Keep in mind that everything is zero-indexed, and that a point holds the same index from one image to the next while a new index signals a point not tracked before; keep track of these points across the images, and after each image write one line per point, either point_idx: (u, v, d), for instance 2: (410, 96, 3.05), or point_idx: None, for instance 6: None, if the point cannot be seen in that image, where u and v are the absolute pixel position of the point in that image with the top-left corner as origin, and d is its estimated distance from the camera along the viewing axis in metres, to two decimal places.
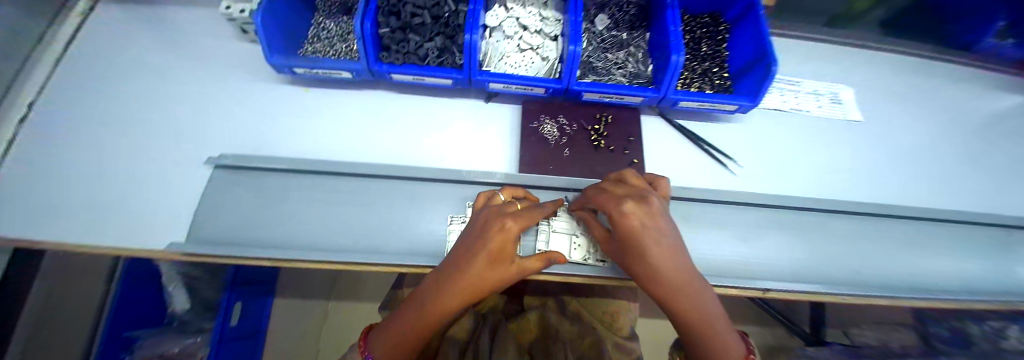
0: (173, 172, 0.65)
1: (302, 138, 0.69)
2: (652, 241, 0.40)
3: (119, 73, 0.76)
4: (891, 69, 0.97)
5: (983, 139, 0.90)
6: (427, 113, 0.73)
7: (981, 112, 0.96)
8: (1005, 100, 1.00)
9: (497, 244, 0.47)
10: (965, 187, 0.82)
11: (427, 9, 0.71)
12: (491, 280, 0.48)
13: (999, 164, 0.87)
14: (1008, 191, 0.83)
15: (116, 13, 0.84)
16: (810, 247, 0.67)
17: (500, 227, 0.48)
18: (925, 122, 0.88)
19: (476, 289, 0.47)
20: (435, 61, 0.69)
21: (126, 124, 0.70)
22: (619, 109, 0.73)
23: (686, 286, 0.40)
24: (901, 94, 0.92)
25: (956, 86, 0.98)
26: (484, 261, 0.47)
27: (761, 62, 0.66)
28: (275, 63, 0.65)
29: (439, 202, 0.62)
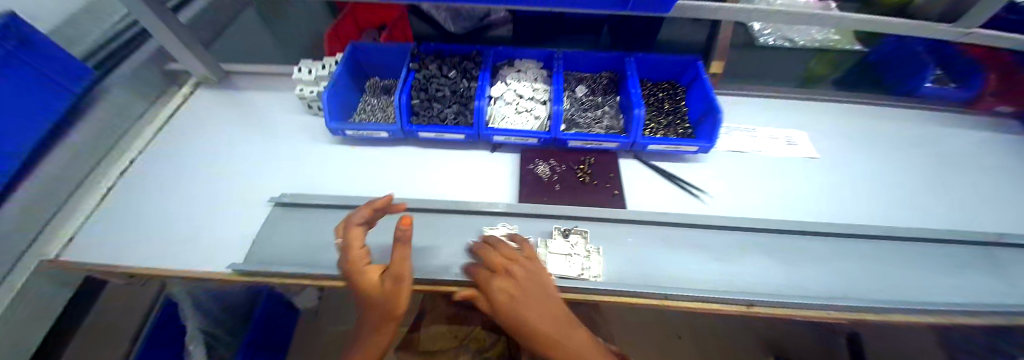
0: (234, 210, 0.82)
1: (345, 182, 0.86)
2: (503, 299, 0.57)
3: (204, 140, 0.99)
4: (850, 113, 1.08)
5: (948, 167, 0.97)
6: (445, 161, 0.91)
7: (942, 146, 1.03)
8: (971, 133, 1.07)
9: (365, 287, 0.59)
10: (939, 210, 0.87)
11: (448, 85, 0.93)
12: (385, 313, 0.59)
13: (967, 189, 0.93)
14: (982, 213, 0.87)
15: (207, 96, 1.13)
16: (792, 266, 0.70)
17: (359, 269, 0.59)
18: (887, 154, 0.97)
19: (380, 321, 0.60)
20: (452, 122, 0.89)
21: (199, 176, 0.90)
22: (601, 153, 0.89)
23: (546, 331, 0.55)
24: (861, 132, 1.03)
25: (921, 123, 1.08)
26: (370, 307, 0.60)
27: (710, 114, 0.84)
28: (332, 127, 0.86)
29: (451, 227, 0.75)
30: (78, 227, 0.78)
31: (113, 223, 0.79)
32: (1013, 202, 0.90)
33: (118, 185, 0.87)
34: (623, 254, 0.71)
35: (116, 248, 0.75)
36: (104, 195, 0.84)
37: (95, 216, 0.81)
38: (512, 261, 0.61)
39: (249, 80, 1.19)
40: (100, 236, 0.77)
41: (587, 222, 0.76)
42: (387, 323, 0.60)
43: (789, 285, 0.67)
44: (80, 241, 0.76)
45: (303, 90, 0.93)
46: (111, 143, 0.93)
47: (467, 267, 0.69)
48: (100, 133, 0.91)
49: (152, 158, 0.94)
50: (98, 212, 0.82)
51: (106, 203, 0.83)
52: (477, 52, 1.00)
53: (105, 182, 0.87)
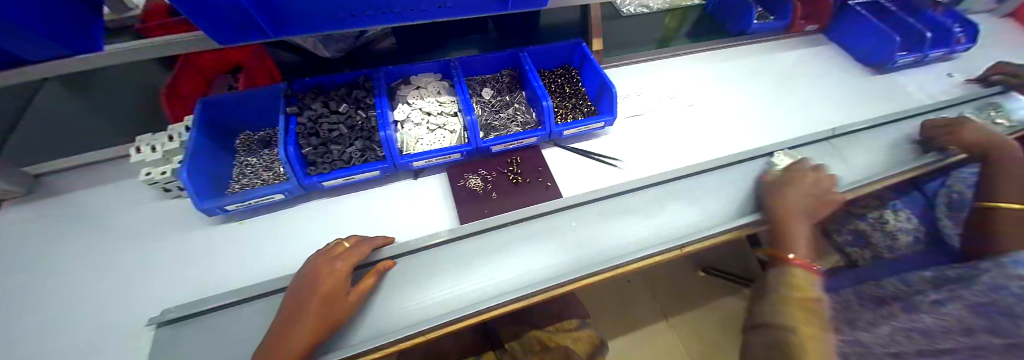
0: (105, 350, 0.62)
1: (247, 266, 0.72)
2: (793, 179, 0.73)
3: (20, 272, 0.72)
4: (710, 58, 1.26)
5: (792, 79, 1.17)
6: (363, 203, 0.82)
7: (782, 65, 1.22)
8: (801, 47, 1.28)
9: (333, 283, 0.60)
10: (795, 117, 1.05)
11: (343, 121, 0.83)
12: (327, 319, 0.57)
13: (809, 91, 1.13)
14: (824, 107, 1.07)
15: (14, 213, 0.83)
16: (712, 203, 0.78)
17: (336, 271, 0.61)
18: (746, 84, 1.16)
19: (318, 324, 0.55)
20: (361, 160, 0.80)
21: (33, 321, 0.65)
22: (524, 150, 0.90)
23: (799, 210, 0.69)
24: (724, 70, 1.21)
25: (761, 50, 1.28)
26: (318, 304, 0.57)
27: (606, 89, 0.90)
28: (206, 207, 0.71)
29: (395, 278, 0.67)
30: None
31: None
32: (842, 95, 1.10)
33: None
34: (571, 240, 0.72)
35: None
36: None
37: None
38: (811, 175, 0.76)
39: (69, 178, 0.89)
40: None
41: (528, 221, 0.75)
42: (323, 330, 0.56)
43: (715, 220, 0.75)
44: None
45: (150, 174, 0.74)
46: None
47: (424, 310, 0.64)
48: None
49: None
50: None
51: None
52: (363, 77, 0.90)
53: None
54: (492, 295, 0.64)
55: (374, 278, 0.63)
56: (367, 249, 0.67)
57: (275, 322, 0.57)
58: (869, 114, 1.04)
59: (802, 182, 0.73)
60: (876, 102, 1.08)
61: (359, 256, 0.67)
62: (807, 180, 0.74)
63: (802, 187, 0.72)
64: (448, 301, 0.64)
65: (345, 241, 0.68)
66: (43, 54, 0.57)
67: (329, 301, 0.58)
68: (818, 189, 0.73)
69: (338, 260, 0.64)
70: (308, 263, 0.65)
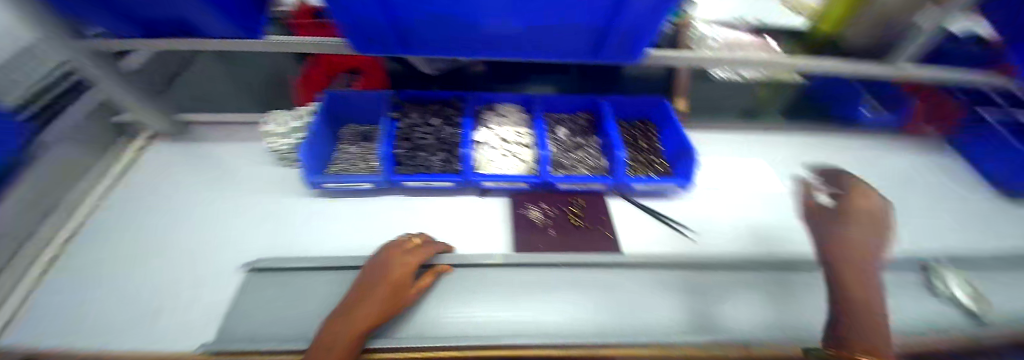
0: (202, 280, 0.74)
1: (327, 238, 0.82)
2: (848, 219, 0.72)
3: (166, 198, 0.91)
4: (800, 142, 1.19)
5: (895, 183, 1.06)
6: (432, 209, 0.89)
7: (884, 166, 1.12)
8: (910, 151, 1.17)
9: (402, 274, 0.66)
10: (896, 226, 0.94)
11: (433, 132, 0.93)
12: (391, 306, 0.62)
13: (917, 201, 1.01)
14: (934, 223, 0.95)
15: (169, 152, 1.05)
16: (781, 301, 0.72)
17: (406, 264, 0.68)
18: None
19: (385, 309, 0.61)
20: (440, 169, 0.89)
21: (163, 241, 0.81)
22: (588, 194, 0.92)
23: (856, 266, 0.65)
24: (814, 158, 1.13)
25: (859, 145, 1.19)
26: (388, 291, 0.63)
27: (685, 152, 0.89)
28: (312, 180, 0.84)
29: (448, 289, 0.72)
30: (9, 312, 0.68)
31: (56, 308, 0.70)
32: (959, 214, 0.97)
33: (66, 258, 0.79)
34: (622, 301, 0.71)
35: (66, 334, 0.65)
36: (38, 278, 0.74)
37: (41, 289, 0.73)
38: (867, 203, 0.74)
39: (211, 130, 1.10)
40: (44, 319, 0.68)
41: (581, 266, 0.76)
42: (386, 315, 0.61)
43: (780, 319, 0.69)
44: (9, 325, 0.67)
45: (274, 144, 0.90)
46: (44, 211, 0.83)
47: (471, 328, 0.66)
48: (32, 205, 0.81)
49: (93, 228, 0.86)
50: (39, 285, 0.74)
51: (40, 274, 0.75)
52: (457, 97, 0.99)
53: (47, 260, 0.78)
54: (536, 332, 0.65)
55: (434, 276, 0.70)
56: (432, 252, 0.74)
57: (348, 297, 0.64)
58: (996, 244, 0.89)
59: (855, 217, 0.72)
60: (1005, 231, 0.93)
61: (426, 255, 0.74)
62: (850, 204, 0.75)
63: (855, 224, 0.71)
64: (496, 325, 0.66)
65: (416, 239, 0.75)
66: (229, 33, 0.77)
67: (396, 290, 0.64)
68: (869, 230, 0.71)
69: (409, 255, 0.70)
70: (382, 251, 0.72)
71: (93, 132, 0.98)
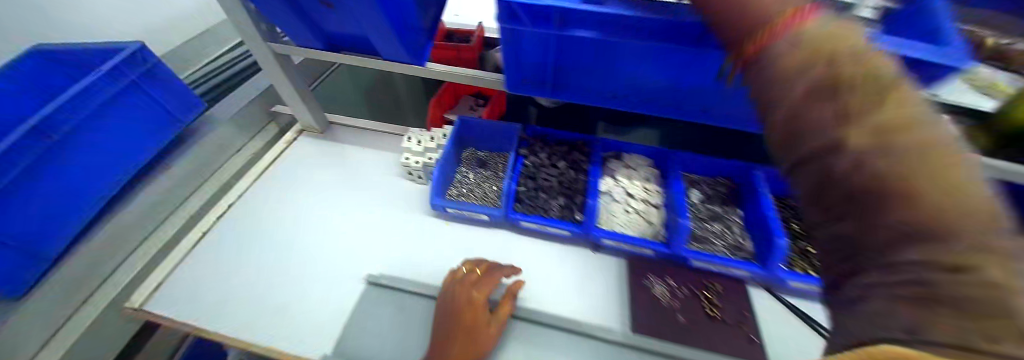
0: (322, 282, 0.83)
1: (444, 261, 0.85)
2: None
3: (308, 191, 1.05)
4: None
5: None
6: (546, 255, 0.86)
7: None
8: None
9: (472, 316, 0.67)
10: None
11: (557, 175, 0.90)
12: (473, 348, 0.64)
13: None
14: None
15: (309, 146, 1.19)
16: None
17: (473, 301, 0.69)
18: None
19: (466, 354, 0.63)
20: (558, 215, 0.85)
21: (300, 233, 0.93)
22: (725, 279, 0.79)
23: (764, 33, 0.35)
24: None
25: None
26: (464, 336, 0.65)
27: None
28: (437, 203, 0.89)
29: (535, 335, 0.72)
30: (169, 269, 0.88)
31: (213, 279, 0.86)
32: None
33: (211, 230, 0.97)
34: None
35: (226, 309, 0.80)
36: (196, 240, 0.94)
37: (195, 253, 0.92)
38: None
39: (346, 132, 1.23)
40: (205, 288, 0.85)
41: None
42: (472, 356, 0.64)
43: None
44: (161, 292, 0.86)
45: (407, 159, 0.98)
46: (194, 183, 1.12)
47: None
48: (186, 176, 1.09)
49: (238, 211, 1.02)
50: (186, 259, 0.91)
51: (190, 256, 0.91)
52: (584, 141, 0.95)
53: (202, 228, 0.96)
54: None
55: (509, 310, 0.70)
56: (495, 280, 0.73)
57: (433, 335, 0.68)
58: None
59: None
60: None
61: (493, 287, 0.73)
62: None
63: None
64: None
65: (474, 270, 0.75)
66: (393, 55, 0.87)
67: (471, 334, 0.65)
68: None
69: (475, 291, 0.70)
70: (447, 283, 0.73)
71: (246, 118, 1.23)
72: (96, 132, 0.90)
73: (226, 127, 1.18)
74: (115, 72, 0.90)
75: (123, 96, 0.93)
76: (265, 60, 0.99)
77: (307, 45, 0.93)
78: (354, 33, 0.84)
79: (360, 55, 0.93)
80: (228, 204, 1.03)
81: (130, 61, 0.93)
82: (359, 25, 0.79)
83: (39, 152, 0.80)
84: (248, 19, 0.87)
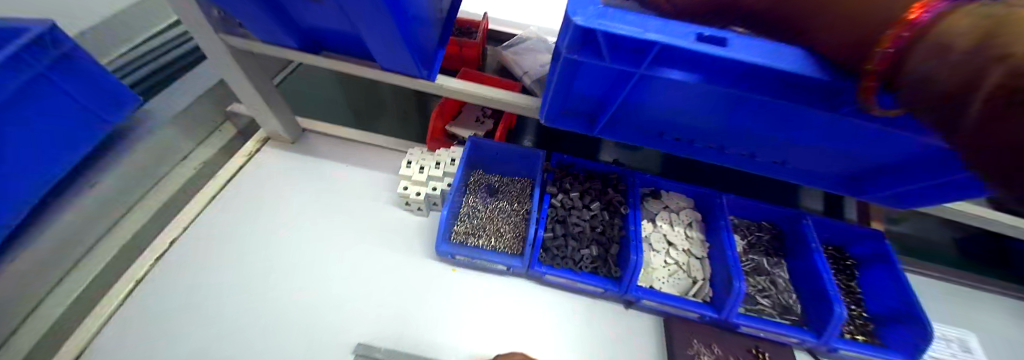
0: (296, 351, 0.67)
1: (454, 321, 0.71)
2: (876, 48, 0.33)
3: (279, 221, 0.85)
4: None
5: None
6: (573, 312, 0.74)
7: None
8: None
9: None
10: None
11: (588, 219, 0.78)
12: None
13: None
14: None
15: (278, 158, 0.99)
16: None
17: None
18: None
19: None
20: (588, 267, 0.74)
21: (271, 280, 0.76)
22: (775, 345, 0.71)
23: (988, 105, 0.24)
24: None
25: None
26: None
27: (908, 319, 0.70)
28: (443, 250, 0.74)
29: None
30: (96, 328, 0.70)
31: (154, 344, 0.68)
32: None
33: (150, 274, 0.77)
34: None
35: None
36: (131, 288, 0.74)
37: (130, 305, 0.73)
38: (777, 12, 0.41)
39: (325, 142, 1.03)
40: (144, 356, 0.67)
41: None
42: None
43: None
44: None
45: (407, 190, 0.81)
46: (128, 201, 0.89)
47: None
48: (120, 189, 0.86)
49: (189, 244, 0.81)
50: (120, 312, 0.72)
51: (125, 309, 0.73)
52: (617, 176, 0.84)
53: (139, 270, 0.77)
54: None
55: None
56: None
57: None
58: None
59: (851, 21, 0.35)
60: None
61: None
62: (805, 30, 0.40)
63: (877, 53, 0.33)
64: None
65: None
66: (394, 64, 0.70)
67: None
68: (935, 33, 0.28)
69: None
70: None
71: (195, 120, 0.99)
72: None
73: (169, 129, 0.95)
74: (16, 60, 0.64)
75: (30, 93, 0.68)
76: (220, 60, 0.77)
77: (274, 41, 0.72)
78: (343, 31, 0.65)
79: (351, 59, 0.74)
80: (173, 236, 0.82)
81: (34, 45, 0.67)
82: (350, 21, 0.60)
83: None
84: (195, 6, 0.64)
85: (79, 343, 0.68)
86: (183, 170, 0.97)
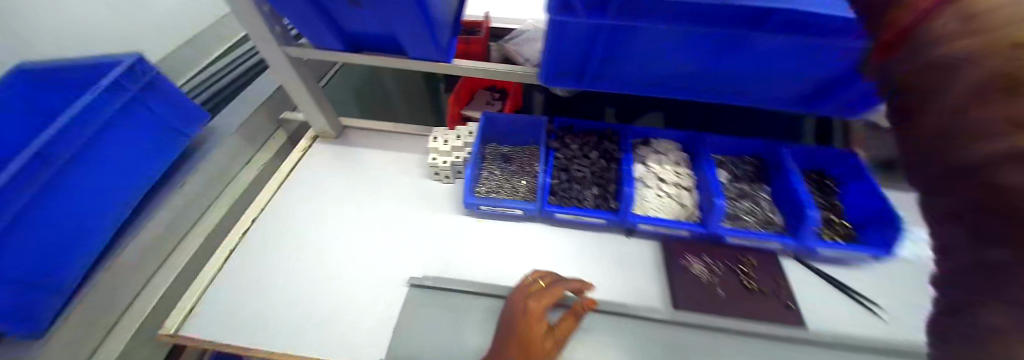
0: (361, 288, 0.83)
1: (484, 257, 0.86)
2: None
3: (333, 198, 1.03)
4: None
5: None
6: (582, 242, 0.87)
7: None
8: None
9: (529, 324, 0.65)
10: None
11: (588, 166, 0.92)
12: None
13: None
14: None
15: (324, 151, 1.17)
16: None
17: (525, 309, 0.68)
18: None
19: None
20: (592, 204, 0.87)
21: (334, 240, 0.93)
22: (760, 252, 0.82)
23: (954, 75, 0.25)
24: None
25: None
26: (517, 347, 0.62)
27: (883, 219, 0.80)
28: (470, 202, 0.89)
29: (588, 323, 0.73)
30: (202, 287, 0.86)
31: (249, 294, 0.85)
32: None
33: (239, 245, 0.95)
34: None
35: (265, 326, 0.79)
36: (225, 256, 0.92)
37: (226, 269, 0.90)
38: None
39: (360, 135, 1.21)
40: (242, 303, 0.83)
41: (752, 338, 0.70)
42: None
43: None
44: (196, 314, 0.83)
45: (435, 160, 0.97)
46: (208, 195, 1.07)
47: None
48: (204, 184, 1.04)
49: (263, 222, 0.99)
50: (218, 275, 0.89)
51: (222, 272, 0.89)
52: (611, 130, 0.97)
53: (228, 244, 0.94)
54: None
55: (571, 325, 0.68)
56: (558, 293, 0.70)
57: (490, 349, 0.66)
58: None
59: None
60: None
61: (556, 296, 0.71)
62: None
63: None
64: None
65: (530, 283, 0.73)
66: (420, 53, 0.86)
67: (527, 343, 0.63)
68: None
69: (532, 301, 0.69)
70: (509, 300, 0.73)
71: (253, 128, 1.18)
72: (105, 149, 0.82)
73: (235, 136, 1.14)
74: (116, 85, 0.82)
75: (124, 114, 0.85)
76: (284, 70, 0.96)
77: (326, 47, 0.90)
78: (378, 30, 0.81)
79: (384, 55, 0.91)
80: (251, 216, 1.00)
81: (127, 72, 0.84)
82: (384, 20, 0.76)
83: (50, 173, 0.72)
84: (262, 23, 0.83)
85: (189, 300, 0.85)
86: (248, 171, 1.16)
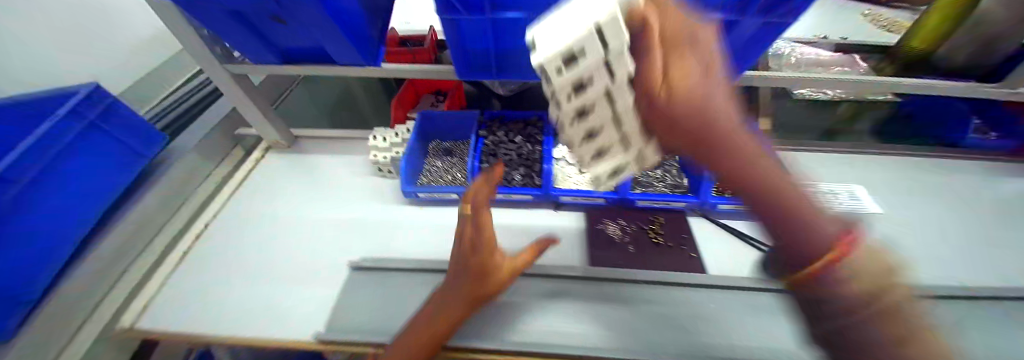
0: (305, 278, 0.88)
1: (422, 239, 0.93)
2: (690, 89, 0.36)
3: (283, 202, 1.09)
4: (903, 168, 1.08)
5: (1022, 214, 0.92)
6: (513, 218, 0.95)
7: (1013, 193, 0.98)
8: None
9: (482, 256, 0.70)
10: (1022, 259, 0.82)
11: (517, 150, 1.01)
12: (483, 288, 0.70)
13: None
14: None
15: (278, 161, 1.24)
16: None
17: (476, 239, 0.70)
18: (945, 205, 0.97)
19: (479, 293, 0.69)
20: (519, 183, 0.96)
21: (283, 238, 0.99)
22: (669, 213, 0.92)
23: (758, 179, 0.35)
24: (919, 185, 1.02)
25: (970, 168, 1.06)
26: (475, 278, 0.69)
27: None
28: (408, 190, 0.96)
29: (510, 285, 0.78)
30: (154, 289, 0.91)
31: (197, 292, 0.89)
32: None
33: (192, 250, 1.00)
34: (692, 319, 0.70)
35: (208, 319, 0.82)
36: (178, 260, 0.97)
37: (178, 271, 0.95)
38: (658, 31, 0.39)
39: (313, 143, 1.28)
40: (189, 301, 0.87)
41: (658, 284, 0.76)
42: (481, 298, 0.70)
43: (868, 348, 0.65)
44: (146, 315, 0.87)
45: (376, 156, 1.04)
46: None
47: (547, 335, 0.70)
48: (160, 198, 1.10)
49: (217, 229, 1.05)
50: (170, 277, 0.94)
51: (174, 274, 0.94)
52: (537, 117, 1.08)
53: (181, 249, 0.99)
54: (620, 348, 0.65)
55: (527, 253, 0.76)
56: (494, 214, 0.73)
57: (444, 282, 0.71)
58: None
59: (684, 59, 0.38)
60: None
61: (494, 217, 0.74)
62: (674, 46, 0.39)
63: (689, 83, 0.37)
64: (564, 332, 0.69)
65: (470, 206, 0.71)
66: (348, 60, 0.94)
67: (483, 274, 0.70)
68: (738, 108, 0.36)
69: (480, 229, 0.70)
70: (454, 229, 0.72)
71: (210, 145, 1.23)
72: (68, 170, 0.87)
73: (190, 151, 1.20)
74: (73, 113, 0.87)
75: (82, 138, 0.90)
76: (230, 85, 1.03)
77: (265, 61, 0.98)
78: (304, 42, 0.89)
79: (318, 64, 0.98)
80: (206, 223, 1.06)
81: (85, 100, 0.90)
82: (307, 33, 0.84)
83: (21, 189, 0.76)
84: (201, 43, 0.91)
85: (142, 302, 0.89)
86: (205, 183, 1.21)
